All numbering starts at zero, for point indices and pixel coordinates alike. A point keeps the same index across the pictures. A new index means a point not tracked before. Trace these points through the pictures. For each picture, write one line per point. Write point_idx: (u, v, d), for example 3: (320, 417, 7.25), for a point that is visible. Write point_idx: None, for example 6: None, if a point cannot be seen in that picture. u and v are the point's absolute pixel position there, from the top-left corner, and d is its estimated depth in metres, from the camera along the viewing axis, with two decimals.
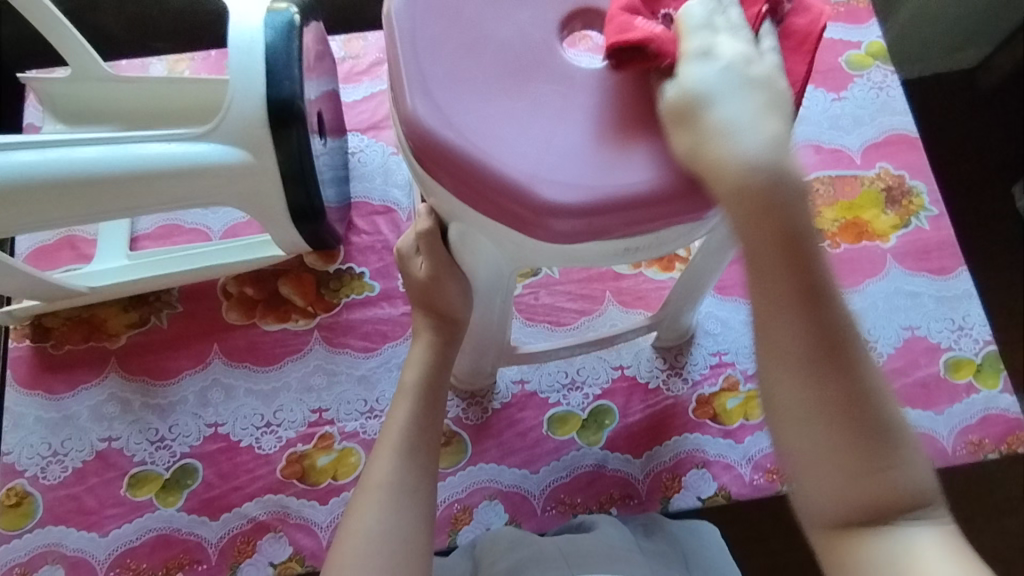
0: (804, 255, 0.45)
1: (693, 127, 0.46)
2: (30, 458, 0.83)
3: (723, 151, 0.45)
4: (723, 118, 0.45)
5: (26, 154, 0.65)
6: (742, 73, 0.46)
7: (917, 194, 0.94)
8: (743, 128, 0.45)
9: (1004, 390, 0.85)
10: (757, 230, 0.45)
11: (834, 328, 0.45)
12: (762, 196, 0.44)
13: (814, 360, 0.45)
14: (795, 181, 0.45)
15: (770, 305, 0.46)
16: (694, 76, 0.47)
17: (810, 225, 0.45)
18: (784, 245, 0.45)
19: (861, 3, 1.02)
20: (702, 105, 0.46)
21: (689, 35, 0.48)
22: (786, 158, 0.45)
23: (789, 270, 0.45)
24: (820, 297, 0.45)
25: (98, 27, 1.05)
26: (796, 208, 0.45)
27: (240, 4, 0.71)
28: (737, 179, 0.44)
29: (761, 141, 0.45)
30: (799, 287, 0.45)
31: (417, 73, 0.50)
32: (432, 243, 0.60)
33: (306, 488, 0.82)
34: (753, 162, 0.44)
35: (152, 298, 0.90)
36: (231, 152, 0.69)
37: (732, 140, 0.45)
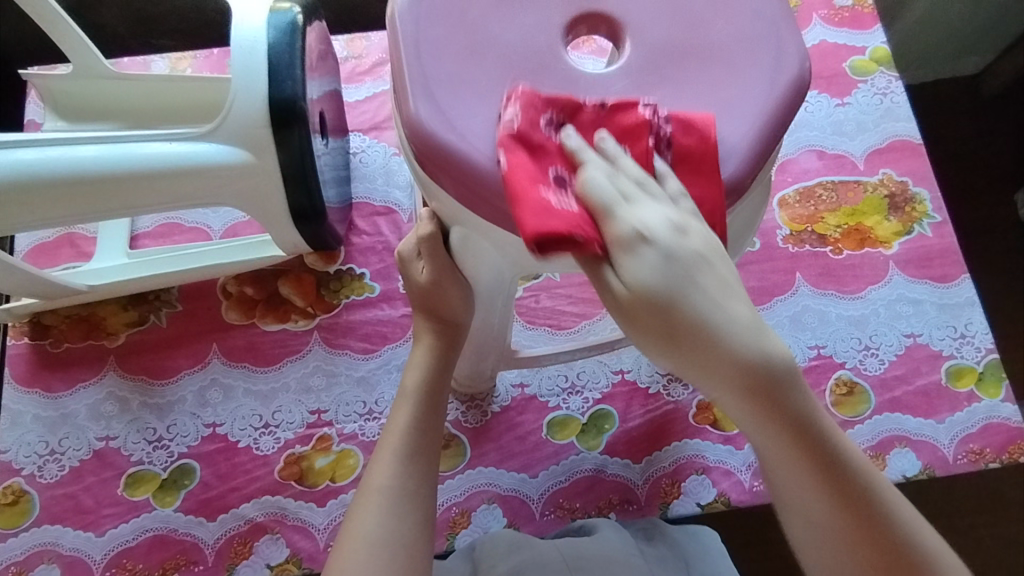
0: (808, 436, 0.47)
1: (666, 330, 0.43)
2: (28, 457, 0.83)
3: (716, 358, 0.43)
4: (703, 317, 0.43)
5: (27, 152, 0.65)
6: (687, 251, 0.44)
7: (920, 201, 0.93)
8: (721, 320, 0.43)
9: (1006, 398, 0.85)
10: (765, 426, 0.46)
11: (848, 492, 0.48)
12: (760, 394, 0.44)
13: (842, 527, 0.49)
14: (785, 366, 0.45)
15: (789, 480, 0.49)
16: (638, 272, 0.43)
17: (809, 405, 0.46)
18: (790, 433, 0.46)
19: (865, 8, 1.02)
20: (676, 302, 0.43)
21: (607, 217, 0.45)
22: (772, 346, 0.44)
23: (797, 455, 0.47)
24: (830, 464, 0.48)
25: (100, 24, 1.05)
26: (792, 399, 0.45)
27: (243, 4, 0.71)
28: (737, 381, 0.44)
29: (747, 339, 0.43)
30: (807, 465, 0.48)
31: (420, 75, 0.49)
32: (434, 248, 0.59)
33: (304, 490, 0.82)
34: (746, 366, 0.43)
35: (152, 297, 0.90)
36: (232, 152, 0.69)
37: (719, 343, 0.43)
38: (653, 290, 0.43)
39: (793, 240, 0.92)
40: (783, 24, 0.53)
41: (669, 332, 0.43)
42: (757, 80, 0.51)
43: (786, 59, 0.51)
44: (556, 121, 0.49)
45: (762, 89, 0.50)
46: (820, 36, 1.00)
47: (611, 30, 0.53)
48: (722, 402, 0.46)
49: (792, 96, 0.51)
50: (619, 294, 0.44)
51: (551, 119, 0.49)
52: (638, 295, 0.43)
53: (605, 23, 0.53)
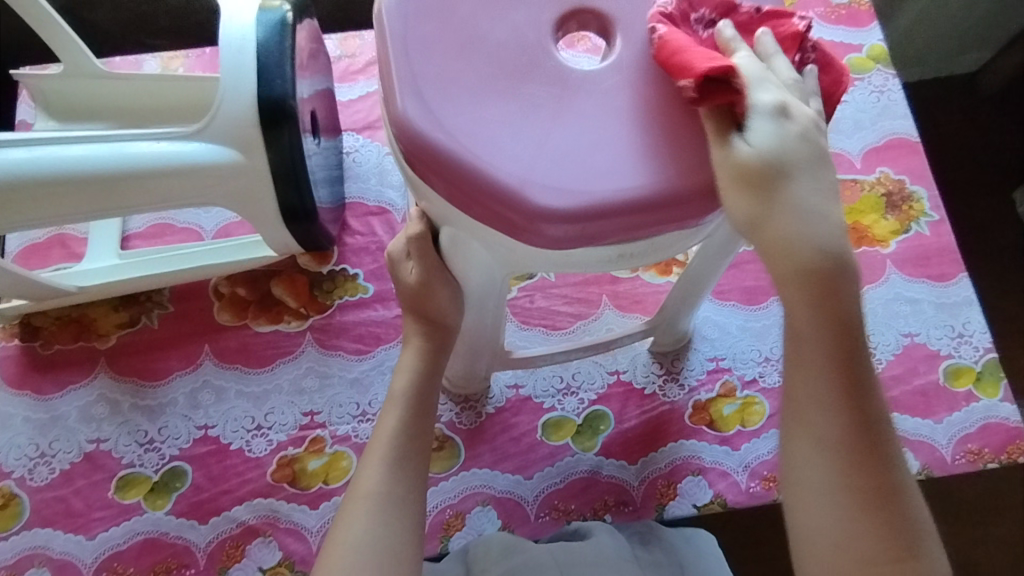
0: (856, 345, 0.48)
1: (762, 193, 0.46)
2: (18, 460, 0.82)
3: (793, 230, 0.46)
4: (798, 196, 0.46)
5: (14, 152, 0.64)
6: (817, 144, 0.47)
7: (918, 199, 0.93)
8: (813, 208, 0.46)
9: (1004, 398, 0.84)
10: (813, 310, 0.47)
11: (870, 419, 0.48)
12: (819, 277, 0.46)
13: (851, 451, 0.48)
14: (851, 269, 0.47)
15: (812, 391, 0.49)
16: (764, 135, 0.46)
17: (863, 317, 0.48)
18: (840, 334, 0.48)
19: (862, 6, 1.01)
20: (783, 173, 0.46)
21: (755, 89, 0.47)
22: (847, 248, 0.47)
23: (835, 363, 0.48)
24: (862, 385, 0.48)
25: (92, 23, 1.04)
26: (851, 296, 0.47)
27: (232, 2, 0.70)
28: (802, 261, 0.46)
29: (828, 225, 0.46)
30: (842, 378, 0.48)
31: (408, 73, 0.49)
32: (423, 248, 0.59)
33: (297, 492, 0.81)
34: (819, 247, 0.46)
35: (143, 298, 0.89)
36: (221, 151, 0.68)
37: (803, 222, 0.46)
38: (773, 153, 0.46)
39: None
40: (775, 21, 0.52)
41: (762, 194, 0.46)
42: None
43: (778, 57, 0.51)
44: (709, 18, 0.51)
45: None
46: (817, 33, 1.00)
47: (602, 27, 0.52)
48: (779, 277, 0.48)
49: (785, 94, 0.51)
50: (738, 153, 0.46)
51: (704, 17, 0.51)
52: (756, 155, 0.46)
53: (595, 19, 0.52)
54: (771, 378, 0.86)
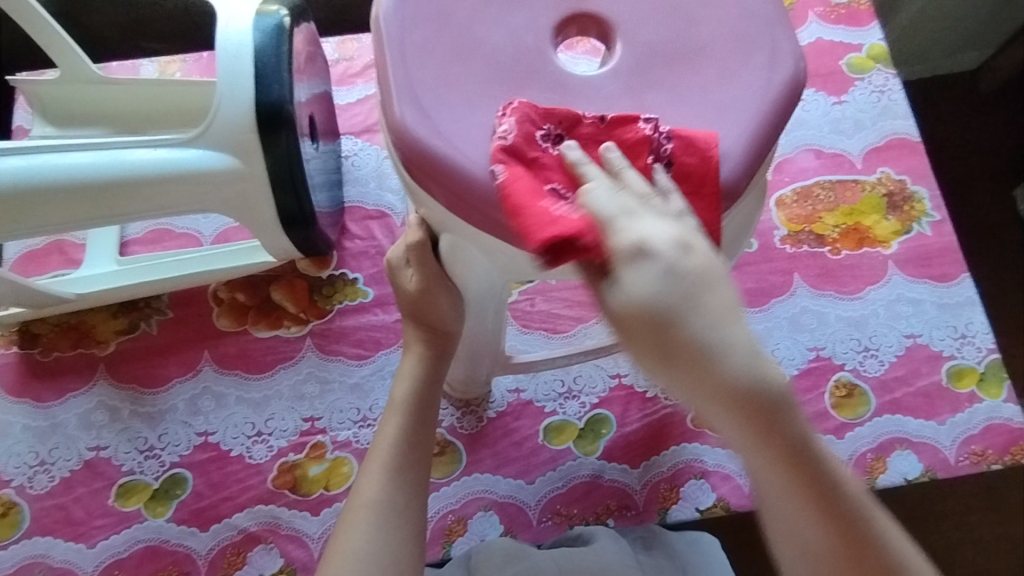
0: (806, 468, 0.44)
1: (661, 348, 0.41)
2: (17, 468, 0.82)
3: (710, 382, 0.40)
4: (700, 337, 0.40)
5: (10, 160, 0.64)
6: (695, 268, 0.41)
7: (919, 200, 0.92)
8: (721, 346, 0.40)
9: (1007, 399, 0.84)
10: (753, 443, 0.43)
11: (868, 547, 0.44)
12: (754, 415, 0.41)
13: (846, 570, 0.45)
14: (784, 391, 0.42)
15: (782, 520, 0.46)
16: (640, 286, 0.41)
17: (804, 429, 0.43)
18: (788, 464, 0.43)
19: (862, 5, 1.01)
20: (673, 322, 0.40)
21: (611, 229, 0.42)
22: (773, 373, 0.41)
23: (796, 492, 0.44)
24: (826, 486, 0.44)
25: (89, 27, 1.04)
26: (790, 423, 0.42)
27: (229, 7, 0.70)
28: (729, 401, 0.41)
29: (744, 355, 0.40)
30: (810, 501, 0.44)
31: (406, 79, 0.48)
32: (422, 255, 0.58)
33: (298, 498, 0.81)
34: (741, 388, 0.40)
35: (142, 304, 0.89)
36: (220, 157, 0.68)
37: (716, 367, 0.40)
38: (652, 304, 0.40)
39: (791, 241, 0.91)
40: (776, 23, 0.51)
41: (662, 351, 0.41)
42: (752, 81, 0.50)
43: (780, 59, 0.50)
44: (555, 134, 0.47)
45: (756, 90, 0.49)
46: (816, 33, 0.99)
47: (601, 30, 0.52)
48: (714, 421, 0.43)
49: (788, 97, 0.50)
50: (619, 309, 0.42)
51: (549, 132, 0.47)
52: (634, 308, 0.41)
53: (594, 24, 0.52)
54: None
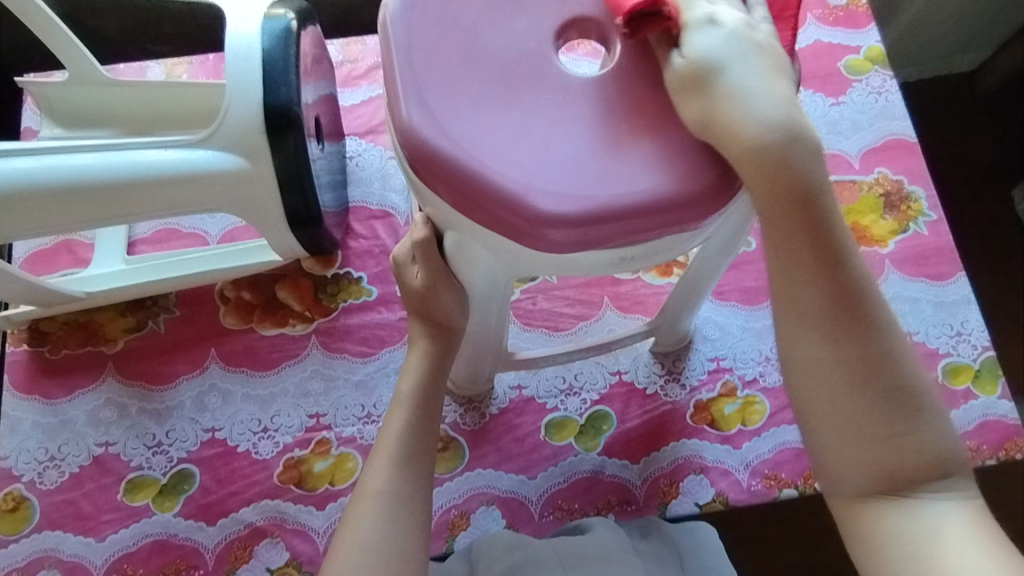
0: (823, 226, 0.49)
1: (704, 91, 0.48)
2: (28, 463, 0.83)
3: (734, 122, 0.47)
4: (736, 84, 0.47)
5: (23, 161, 0.65)
6: (751, 40, 0.49)
7: (916, 199, 0.94)
8: (752, 94, 0.47)
9: (1003, 396, 0.85)
10: (768, 190, 0.48)
11: (867, 317, 0.49)
12: (773, 154, 0.47)
13: (836, 320, 0.49)
14: (805, 143, 0.48)
15: (794, 275, 0.49)
16: (702, 42, 0.49)
17: (824, 187, 0.49)
18: (805, 212, 0.48)
19: (860, 8, 1.02)
20: (714, 70, 0.48)
21: (689, 6, 0.50)
22: (801, 127, 0.48)
23: (813, 242, 0.48)
24: (838, 254, 0.49)
25: (96, 30, 1.05)
26: (809, 175, 0.48)
27: (237, 10, 0.71)
28: (749, 138, 0.47)
29: (767, 103, 0.47)
30: (818, 257, 0.49)
31: (412, 81, 0.49)
32: (428, 252, 0.60)
33: (303, 493, 0.82)
34: (768, 124, 0.47)
35: (150, 302, 0.90)
36: (228, 158, 0.69)
37: (746, 111, 0.47)
38: (705, 57, 0.48)
39: None
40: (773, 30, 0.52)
41: (703, 92, 0.48)
42: None
43: None
44: None
45: None
46: (815, 35, 1.01)
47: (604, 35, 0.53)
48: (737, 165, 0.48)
49: None
50: (677, 65, 0.49)
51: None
52: (692, 61, 0.48)
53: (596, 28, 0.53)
54: (771, 378, 0.87)
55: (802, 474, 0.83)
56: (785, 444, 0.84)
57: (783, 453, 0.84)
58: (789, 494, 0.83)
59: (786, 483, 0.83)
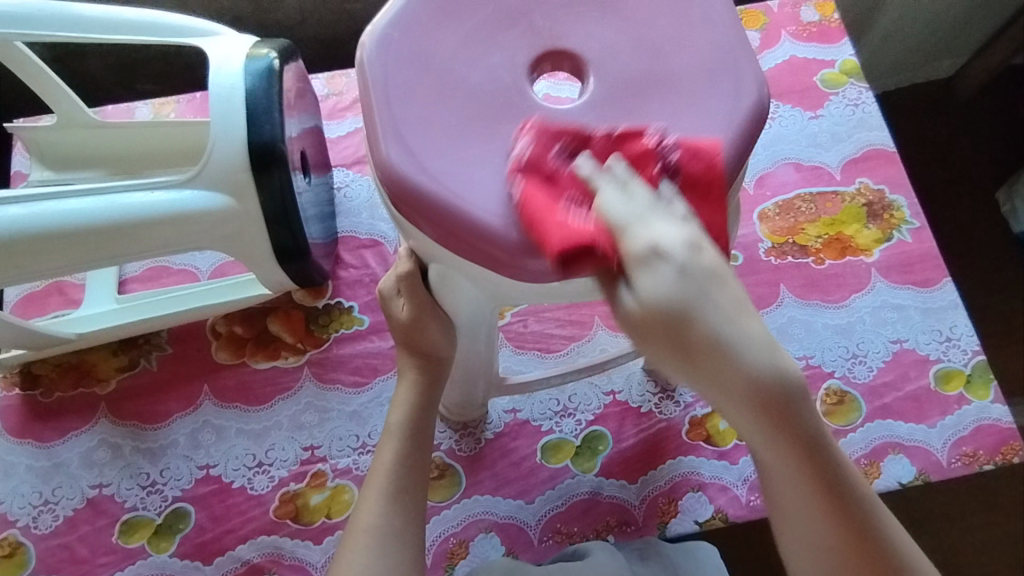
0: (814, 452, 0.47)
1: (676, 344, 0.42)
2: (22, 508, 0.83)
3: (727, 376, 0.42)
4: (717, 334, 0.41)
5: (12, 209, 0.66)
6: (705, 266, 0.42)
7: (898, 208, 0.95)
8: (737, 342, 0.41)
9: (995, 400, 0.85)
10: (770, 435, 0.45)
11: (860, 524, 0.50)
12: (768, 410, 0.43)
13: (837, 535, 0.50)
14: (798, 383, 0.44)
15: (789, 495, 0.51)
16: (654, 288, 0.41)
17: (818, 423, 0.46)
18: (796, 451, 0.46)
19: (833, 23, 1.04)
20: (690, 321, 0.41)
21: (626, 232, 0.43)
22: (784, 362, 0.43)
23: (805, 482, 0.49)
24: (831, 482, 0.49)
25: (84, 72, 1.07)
26: (803, 418, 0.45)
27: (221, 52, 0.73)
28: (748, 397, 0.43)
29: (762, 351, 0.42)
30: (811, 487, 0.49)
31: (390, 120, 0.50)
32: (412, 283, 0.60)
33: (300, 528, 0.81)
34: (759, 383, 0.42)
35: (142, 340, 0.90)
36: (213, 197, 0.70)
37: (734, 358, 0.41)
38: (672, 302, 0.41)
39: (776, 253, 0.93)
40: (739, 51, 0.54)
41: (678, 348, 0.42)
42: (716, 109, 0.52)
43: (744, 88, 0.52)
44: (567, 151, 0.50)
45: (720, 119, 0.52)
46: (790, 51, 1.03)
47: (575, 65, 0.54)
48: (728, 412, 0.46)
49: (754, 125, 0.52)
50: (630, 308, 0.43)
51: (563, 150, 0.50)
52: (651, 308, 0.41)
53: (567, 59, 0.54)
54: None
55: None
56: None
57: None
58: None
59: None
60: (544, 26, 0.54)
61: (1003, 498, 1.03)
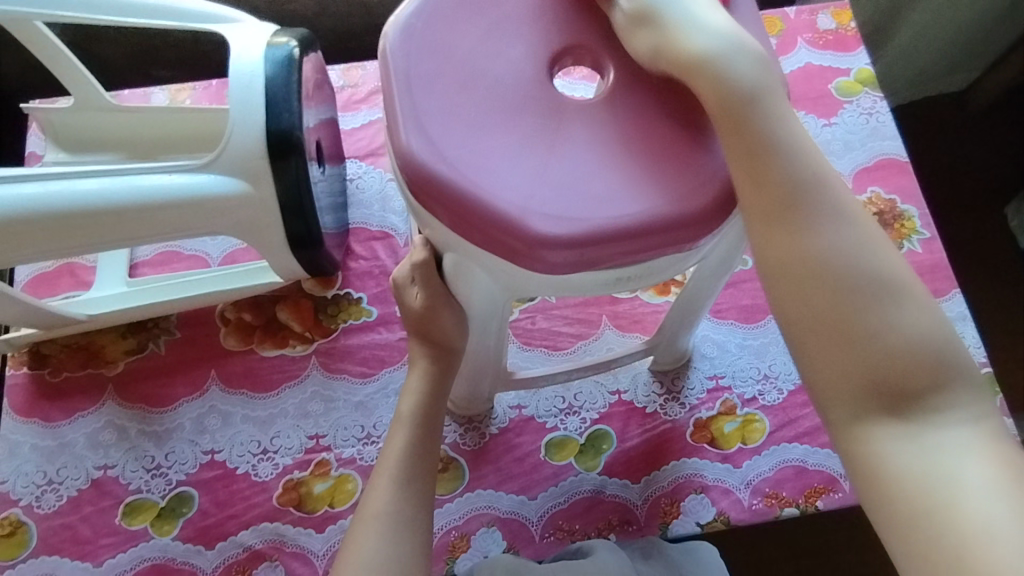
0: (764, 116, 0.49)
1: (650, 26, 0.51)
2: (26, 487, 0.83)
3: (681, 40, 0.50)
4: (679, 14, 0.51)
5: (29, 186, 0.66)
6: None
7: (909, 217, 0.95)
8: (697, 19, 0.51)
9: (1001, 412, 0.85)
10: (716, 89, 0.49)
11: (818, 204, 0.49)
12: (716, 64, 0.49)
13: (799, 222, 0.48)
14: (751, 55, 0.50)
15: (752, 183, 0.49)
16: None
17: (773, 92, 0.50)
18: (749, 111, 0.49)
19: (849, 32, 1.04)
20: (658, 7, 0.51)
21: None
22: (740, 38, 0.50)
23: (760, 147, 0.49)
24: (790, 157, 0.49)
25: (102, 57, 1.07)
26: (752, 79, 0.49)
27: (242, 39, 0.73)
28: (696, 52, 0.49)
29: (714, 26, 0.50)
30: (765, 156, 0.49)
31: (412, 109, 0.51)
32: (427, 274, 0.60)
33: (303, 516, 0.82)
34: (712, 41, 0.50)
35: (150, 324, 0.90)
36: (230, 183, 0.70)
37: (690, 31, 0.50)
38: None
39: None
40: (761, 55, 0.54)
41: (649, 27, 0.51)
42: None
43: None
44: None
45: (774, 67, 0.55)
46: (805, 58, 1.03)
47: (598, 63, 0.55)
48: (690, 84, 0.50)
49: None
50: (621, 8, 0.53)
51: None
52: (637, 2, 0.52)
53: (589, 54, 0.55)
54: (770, 396, 0.88)
55: (803, 492, 0.83)
56: (785, 463, 0.84)
57: (783, 471, 0.84)
58: (790, 513, 0.82)
59: (787, 501, 0.82)
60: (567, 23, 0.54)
61: None
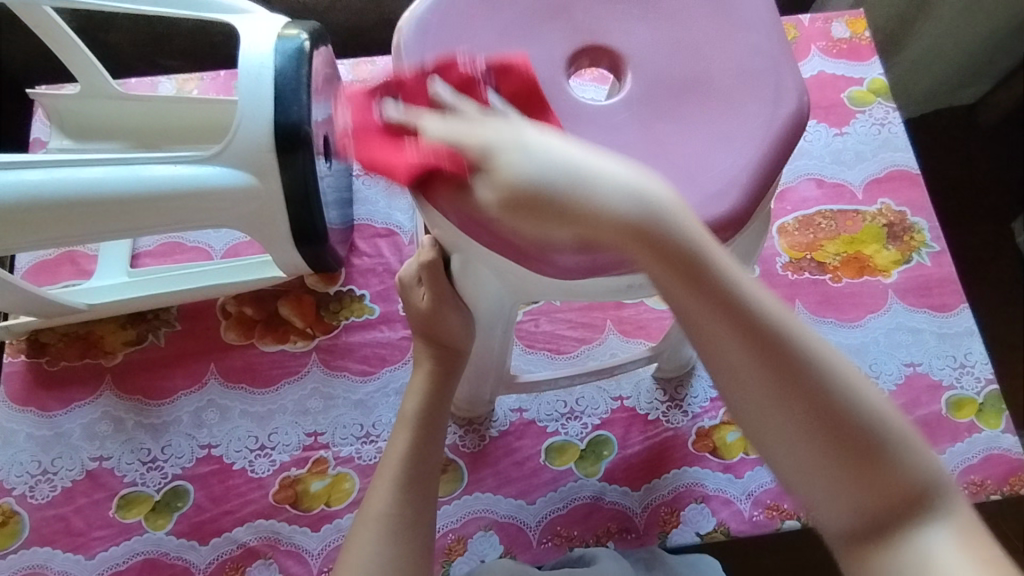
0: (704, 273, 0.41)
1: (540, 203, 0.40)
2: (19, 477, 0.82)
3: (593, 209, 0.40)
4: (572, 175, 0.40)
5: (32, 172, 0.65)
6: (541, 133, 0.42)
7: (919, 230, 0.94)
8: (585, 173, 0.40)
9: (1006, 429, 0.84)
10: (649, 259, 0.41)
11: (783, 363, 0.41)
12: (640, 230, 0.40)
13: (776, 390, 0.42)
14: (664, 202, 0.40)
15: (715, 357, 0.42)
16: (502, 163, 0.40)
17: (699, 240, 0.41)
18: (689, 277, 0.41)
19: (863, 41, 1.03)
20: (542, 182, 0.39)
21: None
22: (636, 183, 0.40)
23: (712, 318, 0.41)
24: (742, 314, 0.41)
25: (111, 44, 1.07)
26: (677, 230, 0.40)
27: (252, 31, 0.72)
28: (614, 217, 0.40)
29: (611, 178, 0.40)
30: (719, 328, 0.41)
31: None
32: (434, 274, 0.59)
33: (299, 514, 0.81)
34: (623, 200, 0.40)
35: (150, 316, 0.90)
36: (236, 175, 0.69)
37: (591, 191, 0.40)
38: (521, 169, 0.40)
39: (793, 268, 0.93)
40: (783, 61, 0.53)
41: (540, 202, 0.40)
42: (756, 115, 0.51)
43: (784, 96, 0.52)
44: None
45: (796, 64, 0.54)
46: (819, 66, 1.02)
47: (614, 64, 0.54)
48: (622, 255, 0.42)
49: (791, 134, 0.52)
50: (488, 194, 0.41)
51: None
52: (509, 183, 0.40)
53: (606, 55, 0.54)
54: None
55: None
56: None
57: None
58: (791, 525, 0.81)
59: (788, 514, 0.82)
60: (585, 22, 0.53)
61: (1003, 529, 1.02)
